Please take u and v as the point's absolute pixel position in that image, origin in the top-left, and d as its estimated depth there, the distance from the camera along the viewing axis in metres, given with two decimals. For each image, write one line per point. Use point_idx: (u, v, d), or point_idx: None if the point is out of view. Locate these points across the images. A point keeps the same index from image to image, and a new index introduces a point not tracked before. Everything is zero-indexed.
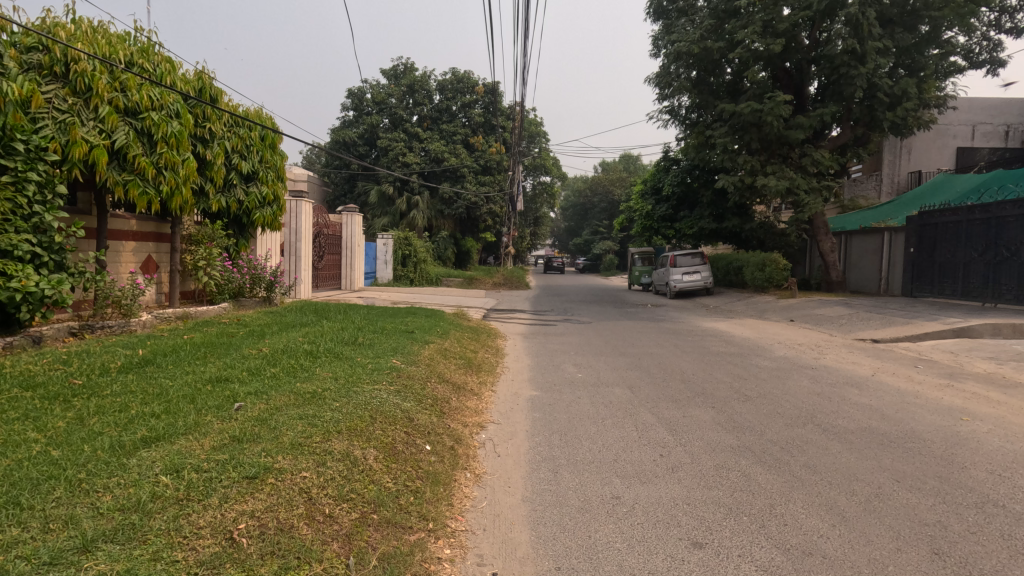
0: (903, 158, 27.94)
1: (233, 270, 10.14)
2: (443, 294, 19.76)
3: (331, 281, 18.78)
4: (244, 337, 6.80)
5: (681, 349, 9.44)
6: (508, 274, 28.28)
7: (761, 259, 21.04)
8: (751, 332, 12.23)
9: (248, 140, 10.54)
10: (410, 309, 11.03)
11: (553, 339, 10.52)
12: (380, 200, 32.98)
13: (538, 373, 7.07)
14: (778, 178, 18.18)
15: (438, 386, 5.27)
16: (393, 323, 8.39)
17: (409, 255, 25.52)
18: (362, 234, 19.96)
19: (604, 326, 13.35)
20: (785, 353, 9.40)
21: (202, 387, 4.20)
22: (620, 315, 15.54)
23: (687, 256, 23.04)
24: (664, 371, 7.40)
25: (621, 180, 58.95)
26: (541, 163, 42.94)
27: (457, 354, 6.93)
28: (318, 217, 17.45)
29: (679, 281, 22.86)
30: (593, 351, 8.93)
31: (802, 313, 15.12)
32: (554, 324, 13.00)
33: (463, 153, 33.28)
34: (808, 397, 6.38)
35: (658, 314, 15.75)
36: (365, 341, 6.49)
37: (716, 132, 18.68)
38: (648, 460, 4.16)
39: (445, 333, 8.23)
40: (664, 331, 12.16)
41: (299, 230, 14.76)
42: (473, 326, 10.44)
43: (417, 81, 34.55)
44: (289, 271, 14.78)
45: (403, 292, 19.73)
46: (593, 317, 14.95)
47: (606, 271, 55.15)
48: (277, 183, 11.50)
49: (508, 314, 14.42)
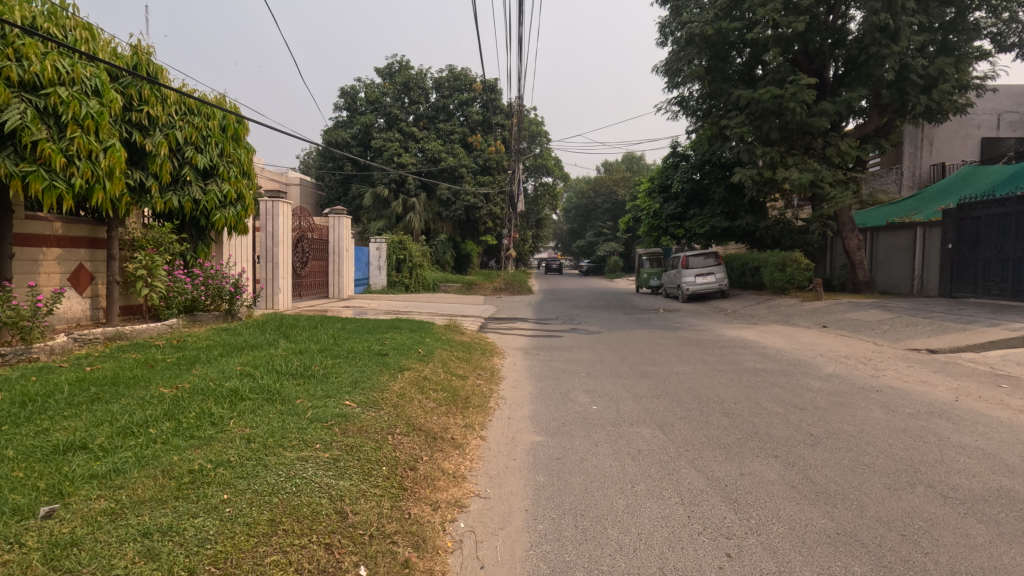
0: (925, 150, 26.40)
1: (186, 280, 8.72)
2: (439, 302, 18.34)
3: (317, 289, 17.39)
4: (166, 364, 5.34)
5: (709, 366, 8.01)
6: (509, 277, 26.88)
7: (780, 259, 19.54)
8: (783, 342, 10.78)
9: (204, 130, 9.16)
10: (396, 322, 9.60)
11: (559, 353, 9.10)
12: (375, 203, 31.65)
13: (542, 406, 5.62)
14: (801, 170, 16.70)
15: (405, 441, 3.79)
16: (366, 343, 6.92)
17: (404, 260, 24.11)
18: (351, 238, 18.59)
19: (616, 335, 11.93)
20: (834, 370, 7.94)
21: (28, 464, 2.76)
22: (632, 323, 14.10)
23: (700, 256, 21.56)
24: (699, 400, 5.93)
25: (624, 180, 57.51)
26: (542, 163, 41.61)
27: (438, 385, 5.46)
28: (301, 220, 16.09)
29: (691, 283, 21.39)
30: (606, 370, 7.51)
31: (834, 318, 13.63)
32: (559, 335, 11.58)
33: (461, 152, 31.88)
34: (890, 436, 4.93)
35: (673, 322, 14.30)
36: (319, 372, 5.03)
37: (731, 121, 17.24)
38: (711, 569, 2.72)
39: (428, 354, 6.76)
40: (685, 342, 10.69)
41: (276, 234, 13.48)
42: (466, 341, 9.02)
43: (412, 79, 33.23)
44: (266, 279, 13.46)
45: (396, 300, 18.33)
46: (603, 324, 13.55)
47: (611, 274, 53.69)
48: (242, 179, 10.10)
49: (508, 324, 12.99)
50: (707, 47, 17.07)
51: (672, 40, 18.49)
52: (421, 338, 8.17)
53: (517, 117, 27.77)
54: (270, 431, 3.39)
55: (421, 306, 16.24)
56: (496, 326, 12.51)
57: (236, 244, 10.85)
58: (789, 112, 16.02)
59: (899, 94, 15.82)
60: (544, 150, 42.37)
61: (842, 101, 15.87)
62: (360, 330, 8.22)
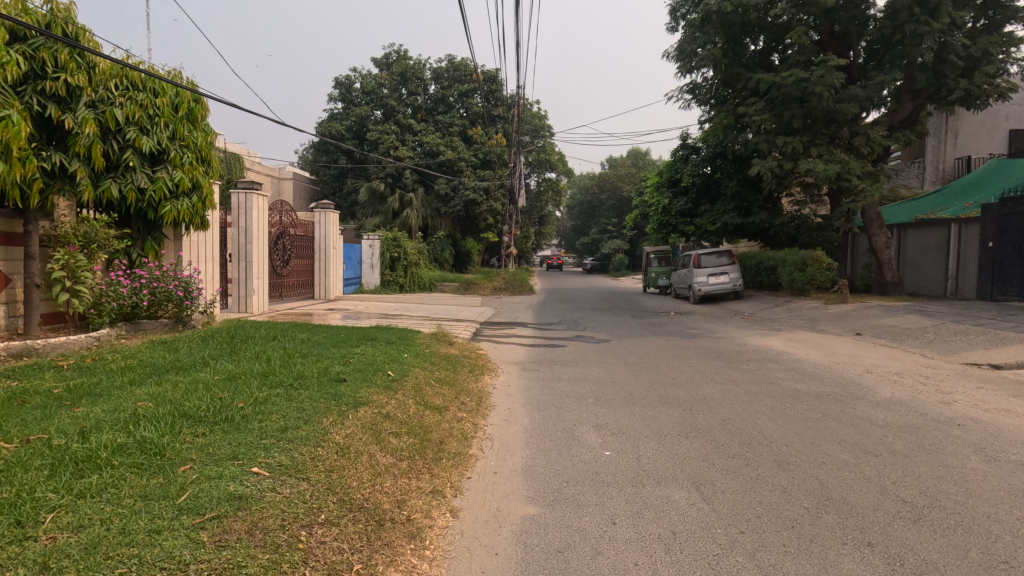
0: (949, 143, 24.93)
1: (123, 283, 7.44)
2: (433, 303, 17.05)
3: (301, 289, 16.15)
4: (47, 399, 4.07)
5: (741, 388, 6.73)
6: (509, 276, 25.61)
7: (800, 259, 18.18)
8: (817, 353, 9.48)
9: (148, 107, 7.91)
10: (375, 332, 8.33)
11: (562, 368, 7.81)
12: (370, 198, 30.43)
13: (540, 453, 4.34)
14: (826, 162, 15.33)
15: (328, 541, 2.53)
16: (325, 364, 5.62)
17: (398, 258, 22.81)
18: (339, 234, 17.32)
19: (626, 344, 10.65)
20: (890, 393, 6.64)
21: None
22: (643, 328, 12.81)
23: (713, 255, 20.23)
24: (742, 444, 4.63)
25: (630, 176, 56.06)
26: (545, 159, 40.33)
27: (403, 427, 4.15)
28: (283, 214, 14.84)
29: (703, 283, 20.09)
30: (618, 395, 6.22)
31: (867, 324, 12.29)
32: (562, 343, 10.33)
33: (460, 145, 30.59)
34: (1011, 503, 3.63)
35: (688, 328, 13.01)
36: (239, 414, 3.73)
37: (750, 108, 15.88)
38: None
39: (401, 378, 5.46)
40: (705, 353, 9.40)
41: (250, 230, 12.23)
42: (453, 354, 7.76)
43: (410, 70, 31.98)
44: (240, 279, 12.24)
45: (386, 301, 17.06)
46: (610, 330, 12.25)
47: (617, 272, 52.36)
48: (199, 166, 8.80)
49: (505, 330, 11.71)
50: (724, 27, 15.70)
51: (685, 21, 17.13)
52: (401, 353, 6.86)
53: (518, 107, 26.50)
54: (95, 543, 2.15)
55: (412, 309, 14.98)
56: (491, 333, 11.25)
57: (198, 242, 9.65)
58: (815, 97, 14.65)
59: (935, 78, 14.46)
60: (547, 144, 41.03)
61: (873, 86, 14.51)
62: (327, 343, 6.94)
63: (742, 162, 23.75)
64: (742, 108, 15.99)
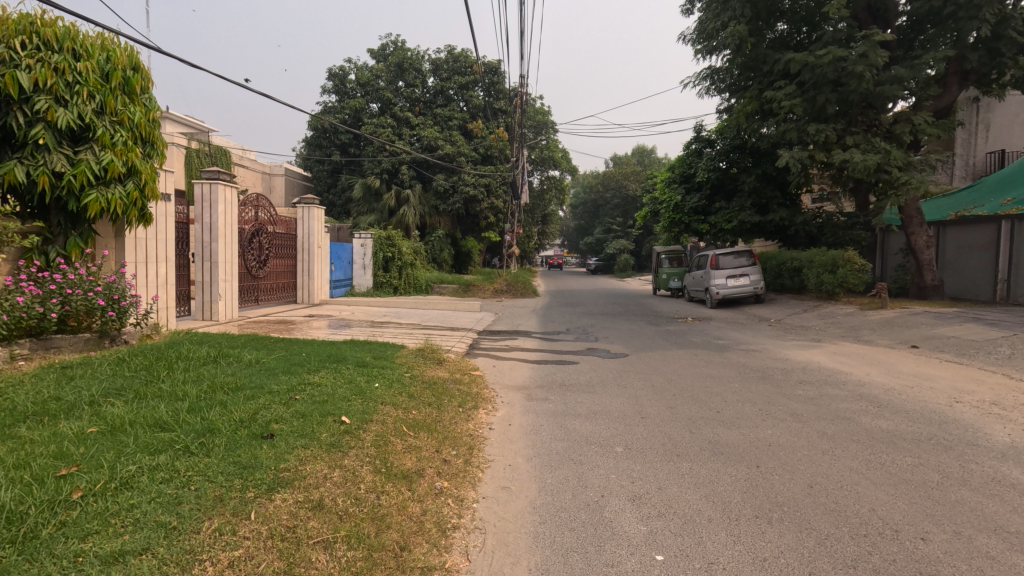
0: (980, 136, 23.16)
1: (27, 290, 5.93)
2: (427, 308, 15.53)
3: (281, 293, 14.65)
4: None
5: (811, 427, 5.21)
6: (511, 277, 24.06)
7: (829, 260, 16.64)
8: (878, 372, 7.94)
9: (64, 72, 6.44)
10: (348, 350, 6.78)
11: (578, 395, 6.31)
12: (365, 195, 28.97)
13: (557, 561, 2.82)
14: (863, 152, 13.82)
15: None
16: (258, 406, 4.08)
17: (392, 258, 21.29)
18: (324, 232, 15.83)
19: (648, 357, 9.14)
20: (1007, 435, 5.10)
21: None
22: (662, 339, 11.30)
23: (732, 255, 18.70)
24: (858, 538, 3.11)
25: (636, 174, 54.37)
26: (548, 155, 38.86)
27: (342, 529, 2.63)
28: (260, 209, 13.39)
29: (722, 286, 18.55)
30: (653, 442, 4.70)
31: (921, 334, 10.75)
32: (572, 359, 8.82)
33: (459, 139, 29.11)
34: None
35: (714, 338, 11.52)
36: (51, 526, 2.24)
37: (778, 92, 14.38)
38: None
39: (361, 427, 3.93)
40: (744, 372, 7.89)
41: (215, 226, 10.78)
42: (441, 378, 6.25)
43: (407, 60, 30.54)
44: (204, 281, 10.77)
45: (376, 305, 15.55)
46: (626, 341, 10.74)
47: (622, 272, 50.73)
48: (137, 147, 7.28)
49: (506, 341, 10.21)
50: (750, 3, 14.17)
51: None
52: (372, 382, 5.32)
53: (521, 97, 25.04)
54: None
55: (402, 316, 13.46)
56: (489, 345, 9.75)
57: (143, 242, 8.30)
58: (853, 78, 13.12)
59: (988, 56, 12.96)
60: (551, 141, 39.49)
61: (919, 65, 12.99)
62: (278, 370, 5.40)
63: (760, 156, 22.24)
64: (769, 92, 14.48)
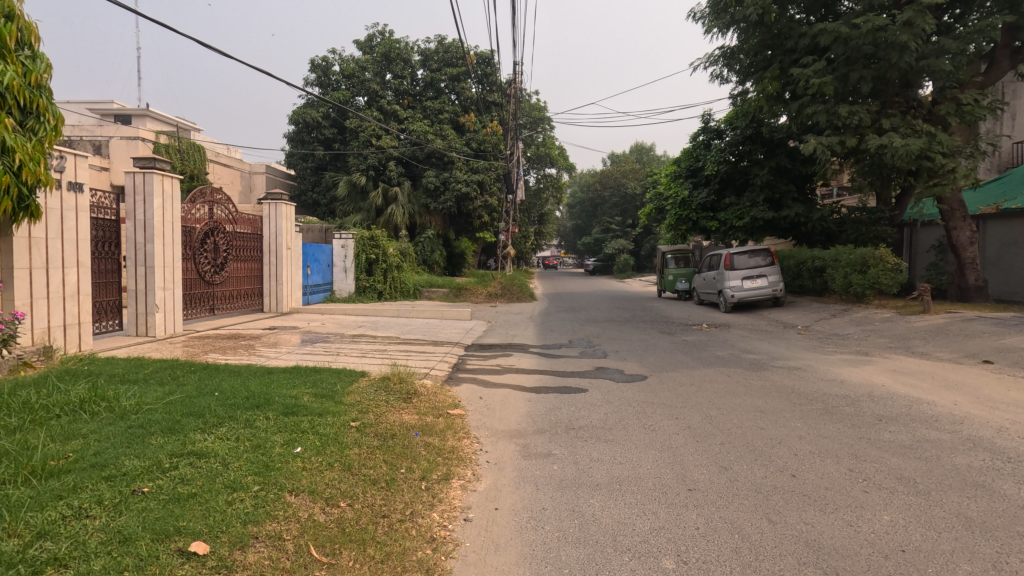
0: (1006, 124, 21.34)
1: None
2: (411, 317, 13.82)
3: (243, 300, 12.92)
4: None
5: (944, 506, 3.53)
6: (506, 280, 22.36)
7: (858, 258, 15.01)
8: (968, 400, 6.27)
9: None
10: (281, 386, 5.03)
11: (593, 447, 4.61)
12: (350, 193, 27.26)
13: None
14: (903, 136, 12.23)
15: None
16: (57, 518, 2.44)
17: (376, 260, 19.57)
18: (294, 232, 14.10)
19: (670, 380, 7.45)
20: None
21: None
22: (681, 353, 9.62)
23: (748, 254, 17.05)
24: None
25: (635, 171, 52.72)
26: (545, 152, 37.27)
27: None
28: (218, 205, 11.72)
29: (737, 288, 16.93)
30: (722, 548, 3.00)
31: (987, 345, 9.10)
32: (579, 383, 7.12)
33: (450, 134, 27.40)
34: None
35: (742, 350, 9.85)
36: None
37: (805, 70, 12.76)
38: None
39: (223, 564, 2.32)
40: (798, 401, 6.22)
41: (150, 223, 9.01)
42: (404, 427, 4.56)
43: (394, 50, 28.86)
44: (137, 289, 9.04)
45: (352, 314, 13.81)
46: (641, 357, 9.04)
47: (622, 273, 49.14)
48: (9, 117, 5.57)
49: (497, 360, 8.52)
50: None
51: None
52: (290, 445, 3.61)
53: (515, 87, 23.42)
54: None
55: (378, 327, 11.74)
56: (476, 365, 8.05)
57: (39, 241, 6.79)
58: (894, 50, 11.51)
59: None
60: (546, 138, 37.72)
61: (969, 35, 11.42)
62: (158, 427, 3.69)
63: (774, 147, 20.69)
64: (794, 70, 12.88)
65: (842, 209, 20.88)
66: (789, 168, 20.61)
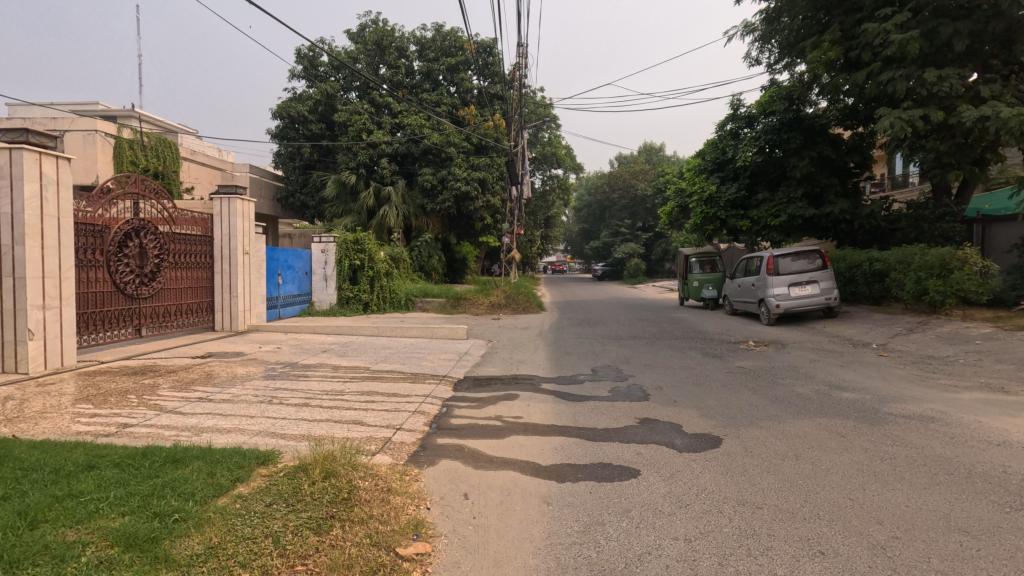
0: None
1: None
2: (395, 336, 11.32)
3: (186, 318, 10.53)
4: None
5: None
6: (511, 287, 19.73)
7: (935, 260, 12.42)
8: None
9: None
10: (63, 515, 2.63)
11: None
12: (340, 193, 24.96)
13: None
14: (1008, 105, 9.81)
15: None
16: None
17: (361, 266, 17.07)
18: (252, 233, 11.68)
19: (760, 445, 4.88)
20: None
21: None
22: (747, 391, 7.06)
23: (795, 257, 14.47)
24: None
25: (645, 172, 50.12)
26: (551, 151, 34.86)
27: None
28: (146, 200, 9.32)
29: (783, 297, 14.37)
30: None
31: None
32: (622, 455, 4.59)
33: (448, 127, 25.07)
34: None
35: (829, 386, 7.24)
36: None
37: (881, 25, 10.34)
38: None
39: None
40: (1008, 502, 3.63)
41: (20, 219, 6.58)
42: None
43: (387, 38, 26.53)
44: (4, 310, 6.62)
45: (323, 333, 11.35)
46: (696, 400, 6.50)
47: (634, 278, 46.65)
48: None
49: (496, 408, 6.03)
50: None
51: None
52: None
53: (518, 72, 21.03)
54: None
55: (347, 351, 9.22)
56: (466, 420, 5.55)
57: None
58: None
59: None
60: (552, 136, 35.90)
61: None
62: None
63: (814, 135, 18.17)
64: (867, 27, 10.49)
65: (893, 205, 18.31)
66: (831, 158, 18.10)
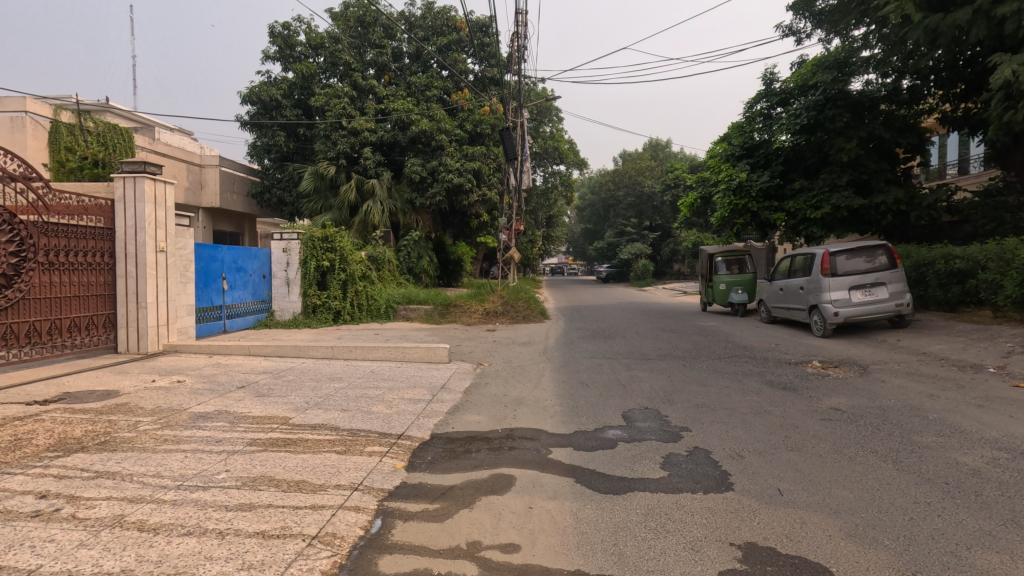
0: None
1: None
2: (355, 360, 8.67)
3: (73, 337, 7.87)
4: None
5: None
6: (510, 292, 16.96)
7: None
8: None
9: None
10: None
11: None
12: (319, 187, 22.33)
13: None
14: None
15: None
16: None
17: (331, 268, 14.36)
18: (169, 226, 9.00)
19: None
20: None
21: None
22: (884, 464, 4.34)
23: (854, 253, 11.79)
24: None
25: (651, 169, 47.42)
26: (552, 144, 32.24)
27: None
28: None
29: (843, 304, 11.67)
30: None
31: None
32: None
33: (439, 113, 22.43)
34: None
35: (1009, 453, 4.53)
36: None
37: None
38: None
39: None
40: None
41: None
42: None
43: (372, 15, 23.86)
44: None
45: (262, 355, 8.69)
46: (818, 492, 3.80)
47: (641, 280, 43.88)
48: None
49: (471, 520, 3.33)
50: None
51: None
52: None
53: (516, 45, 18.34)
54: None
55: (274, 387, 6.52)
56: (409, 562, 2.85)
57: None
58: None
59: None
60: (553, 129, 33.26)
61: None
62: None
63: (863, 112, 15.46)
64: None
65: (957, 192, 15.62)
66: (883, 139, 15.43)
